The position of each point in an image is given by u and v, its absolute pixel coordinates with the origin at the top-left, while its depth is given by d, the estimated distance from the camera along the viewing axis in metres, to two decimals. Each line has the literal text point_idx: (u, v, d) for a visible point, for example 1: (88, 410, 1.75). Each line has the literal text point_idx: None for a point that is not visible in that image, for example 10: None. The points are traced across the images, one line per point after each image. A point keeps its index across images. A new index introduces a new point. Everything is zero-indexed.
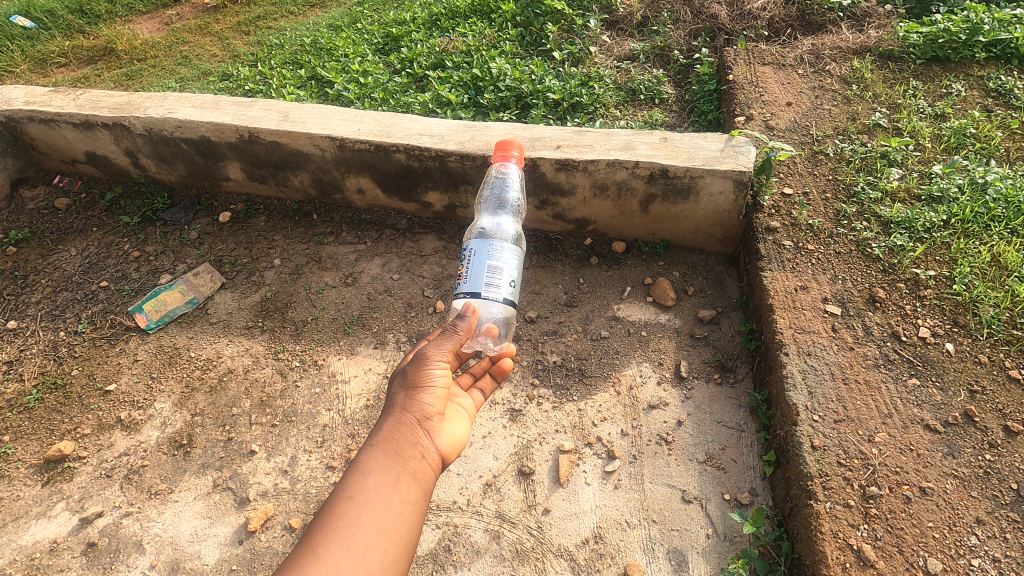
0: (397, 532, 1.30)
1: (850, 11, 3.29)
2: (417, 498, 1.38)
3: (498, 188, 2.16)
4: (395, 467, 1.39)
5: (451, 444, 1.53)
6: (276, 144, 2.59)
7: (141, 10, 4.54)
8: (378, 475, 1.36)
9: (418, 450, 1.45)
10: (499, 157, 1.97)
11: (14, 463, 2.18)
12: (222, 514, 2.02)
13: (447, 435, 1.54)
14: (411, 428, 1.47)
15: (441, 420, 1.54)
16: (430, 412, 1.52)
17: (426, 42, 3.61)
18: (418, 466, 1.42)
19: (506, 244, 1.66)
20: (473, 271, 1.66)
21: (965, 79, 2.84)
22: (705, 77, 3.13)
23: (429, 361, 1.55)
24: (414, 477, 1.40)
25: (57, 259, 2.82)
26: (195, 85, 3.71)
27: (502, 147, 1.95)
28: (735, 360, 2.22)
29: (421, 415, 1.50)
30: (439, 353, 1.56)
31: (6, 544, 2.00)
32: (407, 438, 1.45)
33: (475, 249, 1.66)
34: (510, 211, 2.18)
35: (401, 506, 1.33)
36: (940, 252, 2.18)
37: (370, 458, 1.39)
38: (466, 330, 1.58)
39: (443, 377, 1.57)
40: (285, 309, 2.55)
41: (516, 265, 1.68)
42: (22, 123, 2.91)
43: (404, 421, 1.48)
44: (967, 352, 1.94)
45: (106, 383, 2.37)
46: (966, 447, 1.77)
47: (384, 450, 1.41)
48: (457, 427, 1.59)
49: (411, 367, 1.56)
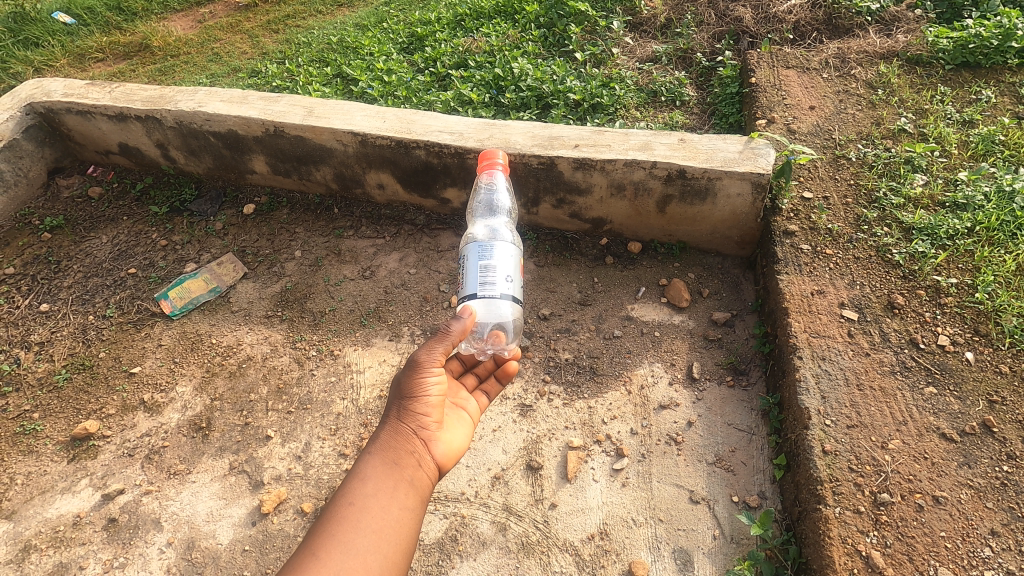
0: (396, 537, 1.34)
1: (879, 15, 3.24)
2: (415, 505, 1.42)
3: (487, 194, 2.21)
4: (393, 475, 1.43)
5: (448, 453, 1.57)
6: (301, 139, 2.65)
7: (176, 8, 4.67)
8: (376, 482, 1.40)
9: (415, 458, 1.49)
10: (485, 166, 2.12)
11: (42, 439, 2.27)
12: (237, 496, 2.07)
13: (445, 443, 1.58)
14: (408, 437, 1.51)
15: (439, 427, 1.58)
16: (427, 420, 1.56)
17: (449, 42, 3.65)
18: (416, 474, 1.46)
19: (495, 242, 1.67)
20: (467, 276, 1.67)
21: (996, 85, 2.78)
22: (727, 80, 3.11)
23: (424, 367, 1.57)
24: (412, 485, 1.44)
25: (89, 246, 2.92)
26: (225, 82, 3.81)
27: (487, 156, 2.11)
28: (748, 363, 2.21)
29: (418, 424, 1.54)
30: (433, 358, 1.58)
31: (33, 516, 2.09)
32: (404, 446, 1.49)
33: (468, 254, 1.68)
34: (503, 215, 2.20)
35: (399, 512, 1.37)
36: (963, 260, 2.14)
37: (368, 466, 1.44)
38: (460, 332, 1.58)
39: (438, 384, 1.61)
40: (304, 300, 2.60)
41: (512, 260, 1.68)
42: (60, 114, 3.02)
43: (402, 429, 1.51)
44: (987, 362, 1.91)
45: (131, 365, 2.45)
46: (983, 457, 1.74)
47: (383, 457, 1.45)
48: (456, 435, 1.63)
49: (406, 375, 1.58)
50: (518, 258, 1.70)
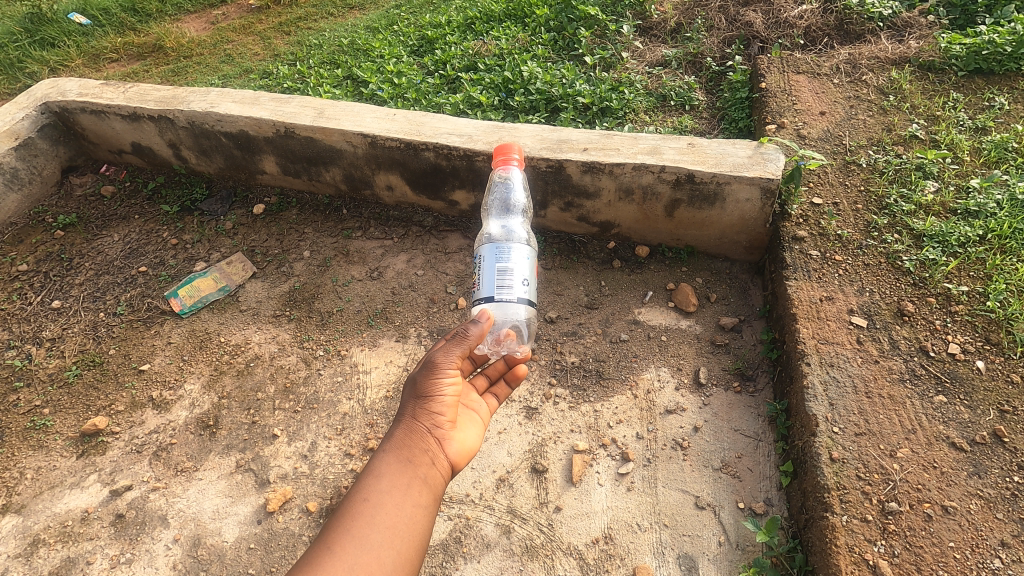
0: (409, 534, 1.34)
1: (891, 21, 3.22)
2: (428, 502, 1.42)
3: (502, 191, 2.20)
4: (407, 472, 1.43)
5: (462, 451, 1.57)
6: (311, 140, 2.67)
7: (190, 10, 4.72)
8: (391, 479, 1.41)
9: (429, 456, 1.49)
10: (499, 162, 2.00)
11: (52, 435, 2.29)
12: (243, 494, 2.08)
13: (458, 442, 1.57)
14: (422, 435, 1.51)
15: (452, 426, 1.58)
16: (442, 419, 1.56)
17: (460, 45, 3.66)
18: (430, 472, 1.46)
19: (514, 245, 1.66)
20: (483, 279, 1.67)
21: (1009, 92, 2.76)
22: (737, 85, 3.10)
23: (439, 368, 1.57)
24: (426, 482, 1.44)
25: (101, 243, 2.96)
26: (237, 83, 3.84)
27: (502, 152, 1.98)
28: (756, 368, 2.20)
29: (433, 423, 1.54)
30: (448, 359, 1.58)
31: (42, 510, 2.10)
32: (418, 443, 1.49)
33: (485, 256, 1.67)
34: (517, 212, 2.22)
35: (413, 509, 1.37)
36: (974, 268, 2.13)
37: (383, 463, 1.44)
38: (478, 335, 1.60)
39: (454, 385, 1.60)
40: (312, 300, 2.62)
41: (529, 263, 1.68)
42: (75, 113, 3.05)
43: (416, 428, 1.51)
44: (999, 371, 1.89)
45: (140, 362, 2.47)
46: (993, 467, 1.72)
47: (397, 455, 1.46)
48: (469, 434, 1.63)
49: (422, 375, 1.57)
50: (535, 261, 1.70)
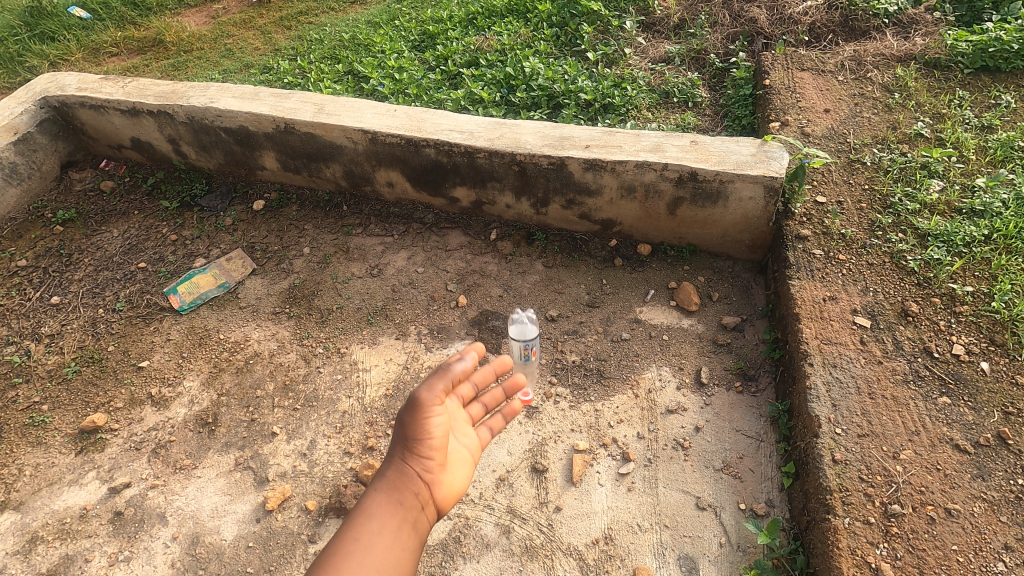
0: None
1: (897, 18, 3.19)
2: (413, 546, 1.38)
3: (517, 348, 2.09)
4: (395, 515, 1.39)
5: (451, 495, 1.51)
6: (311, 136, 2.65)
7: (190, 4, 4.69)
8: (378, 521, 1.37)
9: (417, 499, 1.44)
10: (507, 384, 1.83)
11: (51, 431, 2.28)
12: (242, 492, 2.07)
13: (449, 484, 1.51)
14: (410, 478, 1.46)
15: (443, 469, 1.51)
16: (433, 462, 1.49)
17: (461, 41, 3.64)
18: (417, 515, 1.42)
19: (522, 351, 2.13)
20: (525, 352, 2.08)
21: (1015, 90, 2.73)
22: (741, 82, 3.07)
23: (427, 405, 1.50)
24: (412, 526, 1.40)
25: (100, 239, 2.94)
26: (237, 78, 3.81)
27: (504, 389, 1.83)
28: (758, 368, 2.18)
29: (423, 465, 1.48)
30: (435, 395, 1.52)
31: (40, 507, 2.10)
32: (407, 486, 1.45)
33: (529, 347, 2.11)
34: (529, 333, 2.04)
35: (397, 554, 1.34)
36: (979, 268, 2.11)
37: (372, 504, 1.41)
38: (461, 370, 1.56)
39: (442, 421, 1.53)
40: (312, 297, 2.60)
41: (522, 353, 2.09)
42: (74, 108, 3.04)
43: (405, 470, 1.46)
44: (1003, 373, 1.87)
45: (139, 359, 2.46)
46: (998, 470, 1.70)
47: (385, 496, 1.42)
48: (460, 475, 1.56)
49: (409, 413, 1.50)
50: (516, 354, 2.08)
